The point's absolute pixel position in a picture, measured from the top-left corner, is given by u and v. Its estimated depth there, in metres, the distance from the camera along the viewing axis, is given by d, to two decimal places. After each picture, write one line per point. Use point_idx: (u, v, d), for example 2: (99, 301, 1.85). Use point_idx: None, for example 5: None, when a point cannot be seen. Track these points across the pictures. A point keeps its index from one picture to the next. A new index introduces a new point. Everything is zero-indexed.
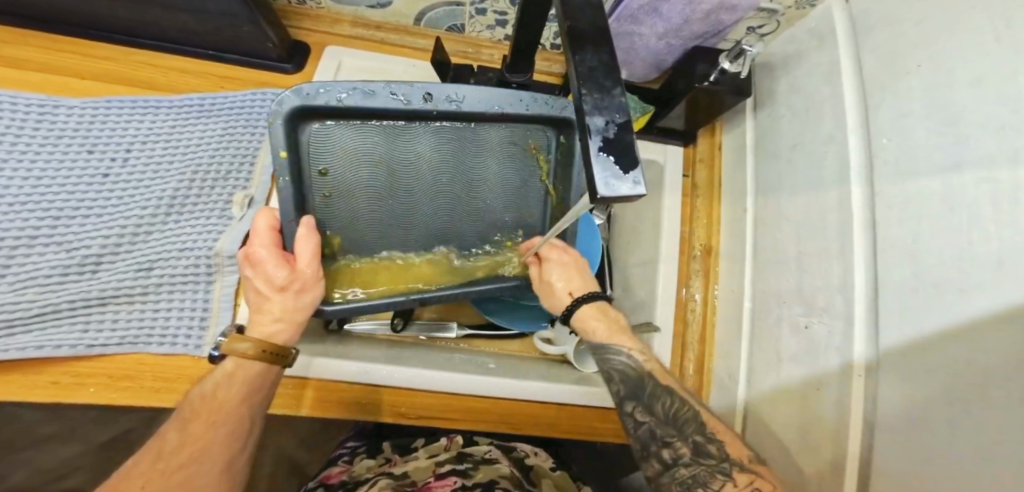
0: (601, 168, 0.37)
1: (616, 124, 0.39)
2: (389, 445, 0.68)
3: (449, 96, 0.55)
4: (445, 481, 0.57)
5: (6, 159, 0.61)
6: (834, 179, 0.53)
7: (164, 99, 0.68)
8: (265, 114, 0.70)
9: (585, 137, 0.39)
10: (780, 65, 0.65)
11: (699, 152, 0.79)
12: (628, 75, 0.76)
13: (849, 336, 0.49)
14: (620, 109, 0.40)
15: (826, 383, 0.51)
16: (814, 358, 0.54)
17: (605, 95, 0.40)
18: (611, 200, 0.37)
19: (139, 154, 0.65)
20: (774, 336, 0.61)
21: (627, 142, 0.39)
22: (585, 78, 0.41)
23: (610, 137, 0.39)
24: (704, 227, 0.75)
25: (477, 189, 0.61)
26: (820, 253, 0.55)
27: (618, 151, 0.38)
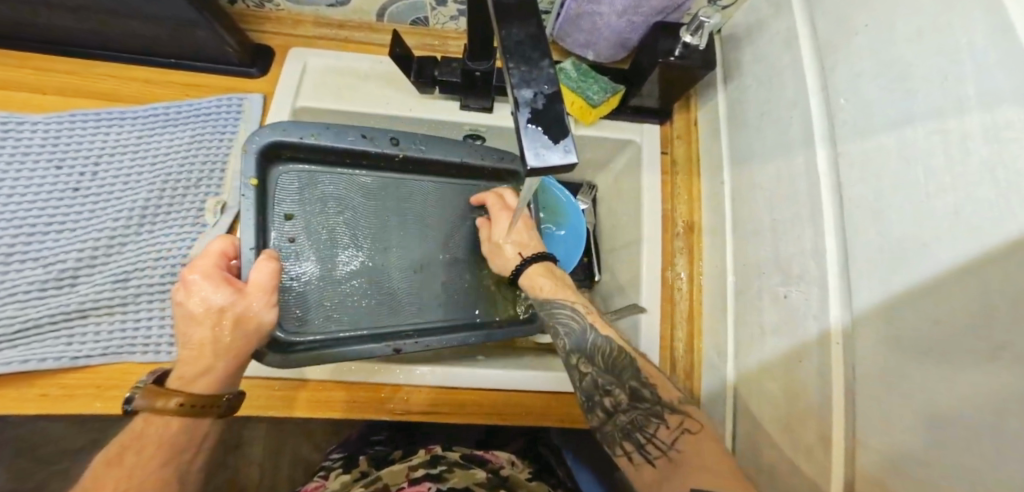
0: (530, 142, 0.35)
1: (546, 95, 0.36)
2: (365, 457, 0.68)
3: (407, 143, 0.61)
4: (417, 486, 0.55)
5: None
6: (800, 143, 0.49)
7: (129, 111, 0.69)
8: (232, 119, 0.71)
9: (515, 111, 0.36)
10: (744, 36, 0.63)
11: (675, 129, 0.72)
12: (594, 56, 0.72)
13: (825, 302, 0.42)
14: (550, 80, 0.37)
15: (806, 354, 0.44)
16: (792, 329, 0.46)
17: (533, 67, 0.37)
18: (540, 172, 0.35)
19: (109, 166, 0.66)
20: (756, 310, 0.52)
21: (558, 112, 0.36)
22: (511, 52, 0.37)
23: (540, 108, 0.36)
24: (685, 203, 0.68)
25: (420, 239, 0.65)
26: (794, 219, 0.48)
27: (548, 121, 0.35)
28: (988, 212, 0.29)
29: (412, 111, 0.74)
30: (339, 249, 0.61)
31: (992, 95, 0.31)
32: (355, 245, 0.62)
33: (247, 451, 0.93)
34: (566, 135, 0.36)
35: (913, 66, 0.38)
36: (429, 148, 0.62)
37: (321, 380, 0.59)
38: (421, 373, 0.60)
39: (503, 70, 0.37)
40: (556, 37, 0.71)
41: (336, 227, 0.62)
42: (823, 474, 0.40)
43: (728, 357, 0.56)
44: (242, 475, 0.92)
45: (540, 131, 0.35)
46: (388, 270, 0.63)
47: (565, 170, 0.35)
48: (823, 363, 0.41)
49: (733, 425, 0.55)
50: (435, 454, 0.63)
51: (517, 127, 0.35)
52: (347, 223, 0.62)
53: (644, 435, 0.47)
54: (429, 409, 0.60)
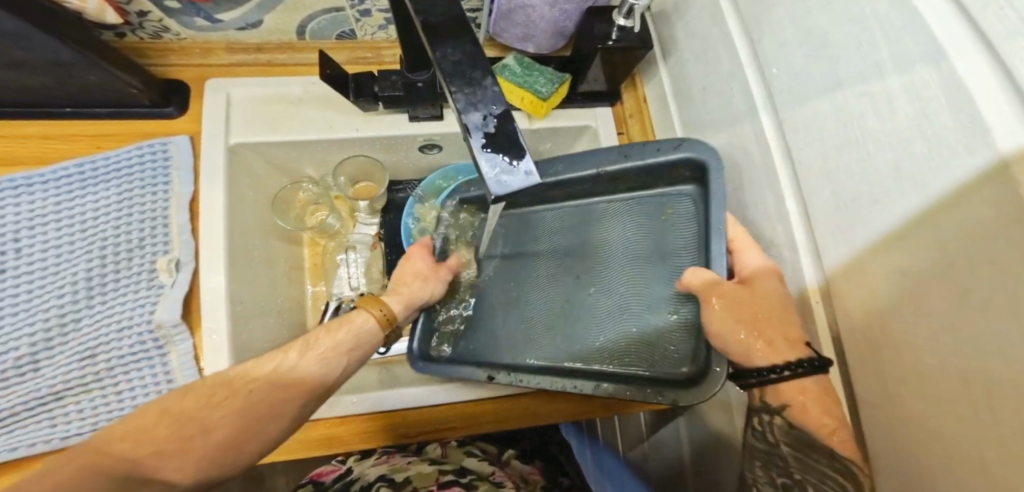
0: (489, 168, 0.37)
1: (496, 115, 0.38)
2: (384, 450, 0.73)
3: (550, 166, 0.58)
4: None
5: None
6: (745, 112, 0.54)
7: (35, 175, 0.62)
8: (160, 167, 0.65)
9: (468, 137, 0.37)
10: (672, 13, 0.66)
11: (627, 108, 0.75)
12: (535, 48, 0.73)
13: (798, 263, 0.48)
14: (496, 99, 0.38)
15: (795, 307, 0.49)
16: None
17: (476, 88, 0.38)
18: (506, 196, 0.38)
19: (32, 240, 0.60)
20: None
21: (510, 132, 0.38)
22: (452, 75, 0.38)
23: (492, 132, 0.37)
24: None
25: (597, 253, 0.62)
26: (755, 185, 0.53)
27: (504, 143, 0.38)
28: (926, 166, 0.34)
29: (360, 131, 0.72)
30: (535, 283, 0.64)
31: (904, 58, 0.35)
32: (539, 278, 0.64)
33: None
34: (523, 155, 0.38)
35: (833, 35, 0.42)
36: (570, 164, 0.58)
37: (331, 417, 0.58)
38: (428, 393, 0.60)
39: (447, 94, 0.38)
40: (493, 35, 0.72)
41: (531, 259, 0.65)
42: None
43: None
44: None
45: (497, 154, 0.37)
46: (558, 305, 0.62)
47: (530, 189, 0.38)
48: (810, 315, 0.47)
49: None
50: (464, 465, 0.67)
51: (472, 152, 0.37)
52: (543, 249, 0.65)
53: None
54: (438, 423, 0.60)
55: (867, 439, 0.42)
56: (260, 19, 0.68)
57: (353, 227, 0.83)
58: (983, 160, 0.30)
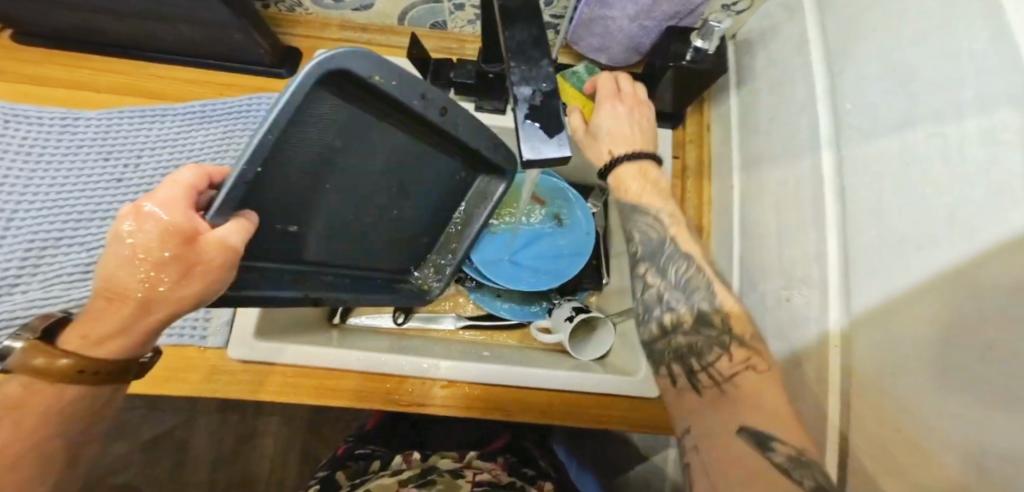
0: (527, 136, 0.38)
1: (543, 92, 0.40)
2: (345, 475, 0.70)
3: (452, 118, 0.49)
4: None
5: (40, 172, 0.69)
6: (808, 146, 0.49)
7: (170, 108, 0.74)
8: (260, 117, 0.75)
9: (515, 107, 0.39)
10: (757, 41, 0.63)
11: (688, 133, 0.73)
12: (607, 60, 0.74)
13: (825, 305, 0.43)
14: (547, 78, 0.40)
15: (810, 350, 0.45)
16: (795, 331, 0.47)
17: (532, 66, 0.41)
18: (538, 164, 0.38)
19: (148, 160, 0.72)
20: (762, 310, 0.53)
21: (554, 108, 0.39)
22: (514, 52, 0.41)
23: (537, 105, 0.39)
24: (695, 207, 0.69)
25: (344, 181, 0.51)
26: (799, 223, 0.49)
27: (544, 116, 0.39)
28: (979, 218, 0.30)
29: None
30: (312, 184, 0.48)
31: (989, 97, 0.30)
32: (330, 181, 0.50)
33: (260, 445, 1.02)
34: (562, 130, 0.39)
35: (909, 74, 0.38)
36: (464, 128, 0.50)
37: (328, 368, 0.60)
38: (427, 366, 0.61)
39: (506, 66, 0.41)
40: (569, 42, 0.73)
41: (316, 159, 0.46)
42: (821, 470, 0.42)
43: None
44: (256, 461, 1.01)
45: (535, 125, 0.38)
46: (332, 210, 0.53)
47: (561, 161, 0.38)
48: (823, 363, 0.43)
49: None
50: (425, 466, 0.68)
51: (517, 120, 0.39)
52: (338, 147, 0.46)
53: (700, 362, 0.42)
54: (438, 402, 0.61)
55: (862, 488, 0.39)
56: (372, 3, 0.76)
57: None
58: None
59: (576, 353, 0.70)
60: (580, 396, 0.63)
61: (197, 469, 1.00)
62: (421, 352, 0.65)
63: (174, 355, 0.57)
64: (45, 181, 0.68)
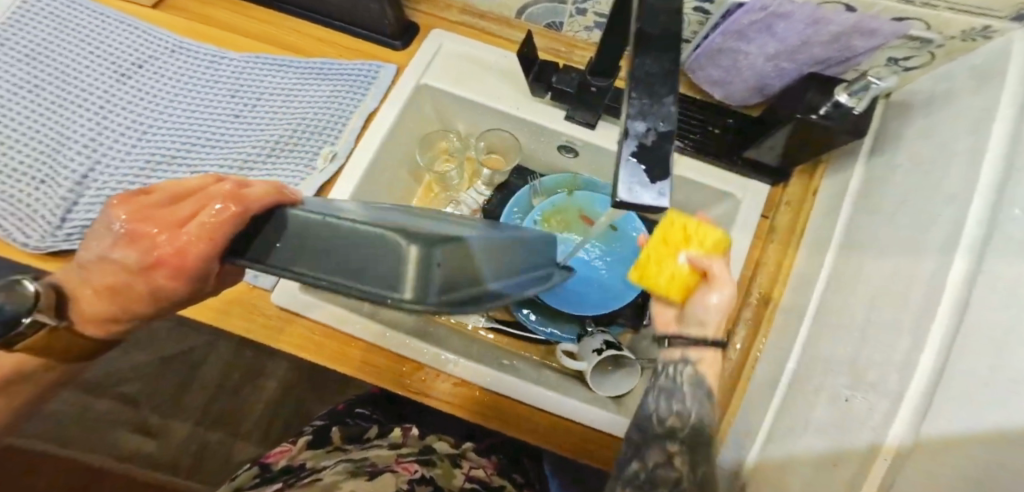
0: (626, 173, 0.30)
1: (660, 132, 0.32)
2: (339, 435, 0.72)
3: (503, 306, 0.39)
4: (409, 467, 0.62)
5: (180, 96, 0.78)
6: (936, 243, 0.39)
7: (296, 60, 0.80)
8: (368, 85, 0.78)
9: (621, 140, 0.32)
10: (919, 107, 0.51)
11: (789, 192, 0.64)
12: (723, 96, 0.66)
13: (889, 415, 0.35)
14: (666, 118, 0.33)
15: (843, 462, 0.37)
16: (836, 433, 0.39)
17: (654, 101, 0.34)
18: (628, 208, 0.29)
19: (262, 102, 0.78)
20: (806, 409, 0.45)
21: (666, 153, 0.31)
22: (633, 81, 0.35)
23: (649, 145, 0.31)
24: (770, 272, 0.60)
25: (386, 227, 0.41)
26: (889, 327, 0.40)
27: (652, 160, 0.31)
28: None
29: (519, 111, 0.75)
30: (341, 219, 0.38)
31: None
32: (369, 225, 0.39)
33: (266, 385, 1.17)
34: (667, 177, 0.30)
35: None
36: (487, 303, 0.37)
37: (353, 336, 0.61)
38: (446, 360, 0.60)
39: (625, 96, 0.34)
40: (686, 69, 0.66)
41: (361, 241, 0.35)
42: None
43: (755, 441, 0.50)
44: (256, 395, 1.17)
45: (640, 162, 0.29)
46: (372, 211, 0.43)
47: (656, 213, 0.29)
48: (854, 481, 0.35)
49: None
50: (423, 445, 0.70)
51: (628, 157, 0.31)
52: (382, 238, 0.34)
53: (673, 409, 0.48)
54: (443, 396, 0.60)
55: None
56: None
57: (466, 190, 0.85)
58: None
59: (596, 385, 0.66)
60: (584, 431, 0.60)
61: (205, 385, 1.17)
62: (443, 343, 0.64)
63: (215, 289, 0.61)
64: (181, 105, 0.77)
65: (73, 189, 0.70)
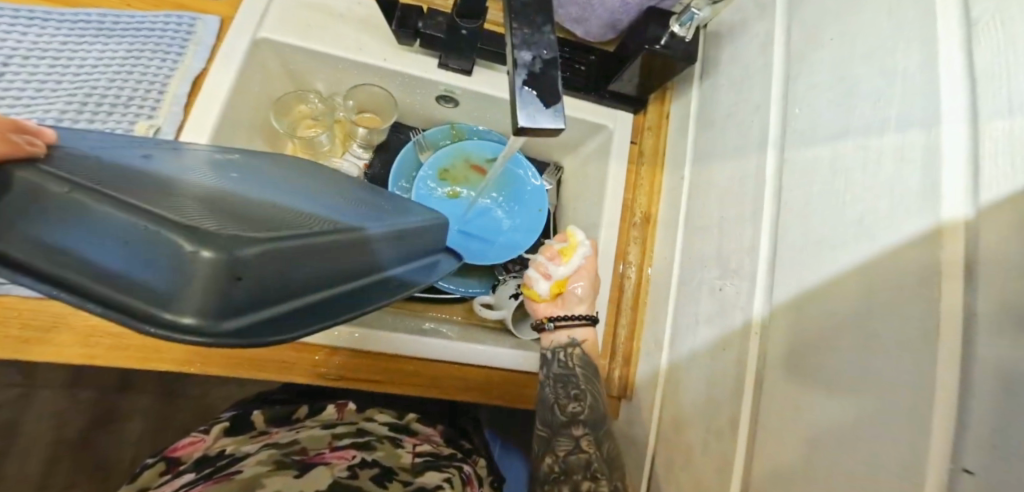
0: (522, 102, 0.34)
1: (543, 60, 0.37)
2: (262, 418, 0.69)
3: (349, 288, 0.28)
4: (343, 453, 0.59)
5: None
6: (755, 144, 0.48)
7: (55, 12, 0.64)
8: (179, 39, 0.66)
9: (513, 71, 0.36)
10: (726, 34, 0.59)
11: (648, 119, 0.71)
12: (583, 33, 0.70)
13: (751, 295, 0.43)
14: (549, 46, 0.37)
15: (730, 346, 0.45)
16: (722, 318, 0.47)
17: (535, 31, 0.38)
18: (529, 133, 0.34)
19: (20, 67, 0.61)
20: (694, 300, 0.53)
21: (552, 78, 0.36)
22: (517, 14, 0.38)
23: (536, 72, 0.36)
24: (646, 194, 0.68)
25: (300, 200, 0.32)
26: (736, 219, 0.48)
27: (542, 85, 0.35)
28: (895, 157, 0.31)
29: (388, 62, 0.75)
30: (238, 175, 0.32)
31: (935, 114, 0.29)
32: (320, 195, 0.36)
33: (129, 426, 0.98)
34: (559, 101, 0.35)
35: (871, 52, 0.35)
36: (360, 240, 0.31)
37: None
38: (360, 337, 0.60)
39: (507, 27, 0.38)
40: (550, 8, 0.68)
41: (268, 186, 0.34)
42: (725, 447, 0.43)
43: (664, 344, 0.58)
44: (118, 438, 0.97)
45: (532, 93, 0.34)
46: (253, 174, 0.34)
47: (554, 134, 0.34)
48: (743, 352, 0.43)
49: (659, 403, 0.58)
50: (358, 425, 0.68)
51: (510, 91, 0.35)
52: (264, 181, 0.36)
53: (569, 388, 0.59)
54: (360, 375, 0.61)
55: (756, 454, 0.39)
56: None
57: (341, 153, 0.84)
58: (924, 224, 0.28)
59: (517, 331, 0.74)
60: (502, 374, 0.66)
61: (48, 428, 0.95)
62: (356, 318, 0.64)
63: (45, 306, 0.52)
64: None
65: None
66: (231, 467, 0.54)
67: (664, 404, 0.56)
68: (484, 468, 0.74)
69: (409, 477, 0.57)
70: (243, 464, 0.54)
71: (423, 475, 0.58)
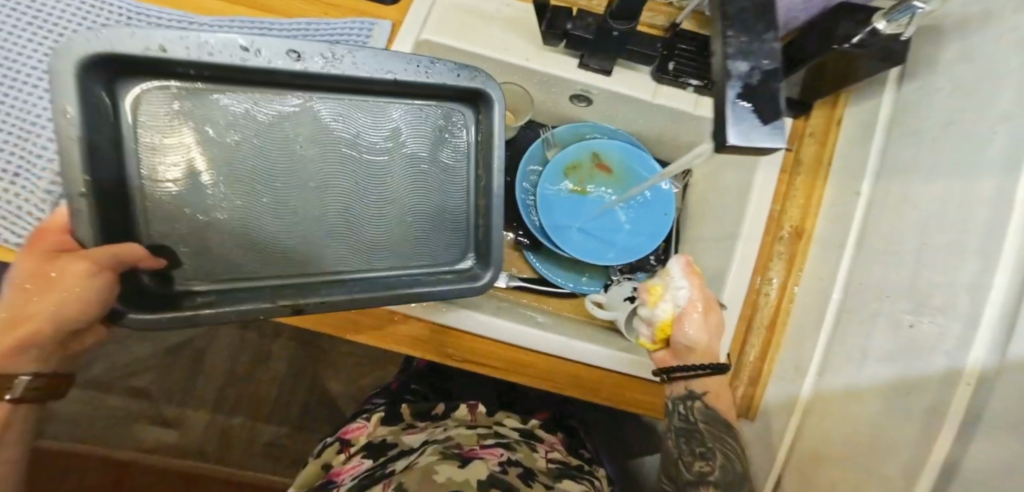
0: (737, 117, 0.33)
1: (763, 71, 0.35)
2: (408, 410, 0.77)
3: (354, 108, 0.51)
4: (492, 451, 0.61)
5: None
6: (999, 162, 0.36)
7: (276, 22, 0.75)
8: (362, 42, 0.75)
9: (727, 80, 0.35)
10: (955, 30, 0.45)
11: (812, 125, 0.65)
12: (745, 32, 0.66)
13: (966, 341, 0.34)
14: (769, 56, 0.36)
15: (917, 391, 0.37)
16: (911, 359, 0.38)
17: (754, 39, 0.36)
18: (742, 148, 0.33)
19: None
20: (863, 331, 0.44)
21: (772, 92, 0.34)
22: (737, 21, 0.36)
23: (754, 84, 0.35)
24: (800, 207, 0.62)
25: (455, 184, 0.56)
26: (952, 250, 0.38)
27: (759, 99, 0.34)
28: None
29: (528, 62, 0.75)
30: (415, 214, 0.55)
31: None
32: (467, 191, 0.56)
33: (272, 373, 1.14)
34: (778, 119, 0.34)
35: None
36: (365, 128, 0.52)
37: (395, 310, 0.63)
38: (489, 323, 0.63)
39: (721, 34, 0.36)
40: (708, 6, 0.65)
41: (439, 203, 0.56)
42: None
43: (809, 372, 0.50)
44: (265, 379, 1.13)
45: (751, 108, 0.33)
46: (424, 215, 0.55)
47: (768, 151, 0.33)
48: (931, 402, 0.35)
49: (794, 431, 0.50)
50: (496, 429, 0.71)
51: (722, 104, 0.34)
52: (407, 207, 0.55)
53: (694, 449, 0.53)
54: (485, 360, 0.64)
55: None
56: None
57: None
58: None
59: (628, 334, 0.72)
60: (617, 377, 0.66)
61: (220, 358, 1.13)
62: (484, 306, 0.67)
63: None
64: None
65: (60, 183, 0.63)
66: (401, 459, 0.59)
67: (801, 438, 0.48)
68: (607, 479, 0.75)
69: (550, 482, 0.60)
70: (415, 456, 0.58)
71: (563, 481, 0.61)
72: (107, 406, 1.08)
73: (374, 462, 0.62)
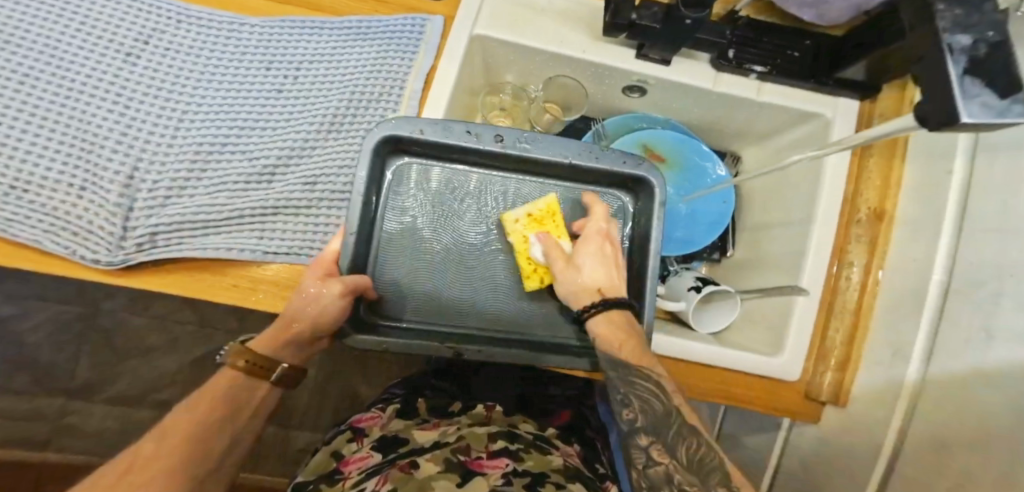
0: (966, 88, 0.33)
1: (990, 43, 0.35)
2: (424, 405, 0.71)
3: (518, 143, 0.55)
4: (496, 460, 0.53)
5: (211, 77, 0.69)
6: None
7: (327, 20, 0.73)
8: (415, 39, 0.73)
9: (950, 52, 0.35)
10: None
11: (880, 108, 0.67)
12: (817, 17, 0.67)
13: None
14: (995, 27, 0.35)
15: None
16: None
17: (969, 11, 0.36)
18: (977, 123, 0.32)
19: (307, 72, 0.71)
20: (981, 312, 0.44)
21: (1004, 60, 0.34)
22: None
23: (981, 56, 0.34)
24: (878, 190, 0.62)
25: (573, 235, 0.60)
26: None
27: (986, 73, 0.34)
28: None
29: (585, 53, 0.74)
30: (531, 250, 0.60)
31: None
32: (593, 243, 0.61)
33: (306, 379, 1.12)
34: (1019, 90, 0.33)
35: None
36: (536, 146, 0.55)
37: None
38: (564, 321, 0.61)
39: (930, 10, 0.36)
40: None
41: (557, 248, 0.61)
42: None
43: (915, 356, 0.51)
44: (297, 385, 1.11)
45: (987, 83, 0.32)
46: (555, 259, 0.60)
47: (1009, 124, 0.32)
48: None
49: (907, 419, 0.50)
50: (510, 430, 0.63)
51: (948, 80, 0.34)
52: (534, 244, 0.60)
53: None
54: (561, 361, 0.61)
55: None
56: None
57: None
58: None
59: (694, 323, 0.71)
60: (697, 368, 0.63)
61: None
62: None
63: None
64: (212, 84, 0.69)
65: (124, 192, 0.62)
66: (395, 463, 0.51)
67: (915, 427, 0.48)
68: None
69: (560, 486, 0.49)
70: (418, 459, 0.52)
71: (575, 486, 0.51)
72: (136, 422, 1.03)
73: (380, 458, 0.55)
